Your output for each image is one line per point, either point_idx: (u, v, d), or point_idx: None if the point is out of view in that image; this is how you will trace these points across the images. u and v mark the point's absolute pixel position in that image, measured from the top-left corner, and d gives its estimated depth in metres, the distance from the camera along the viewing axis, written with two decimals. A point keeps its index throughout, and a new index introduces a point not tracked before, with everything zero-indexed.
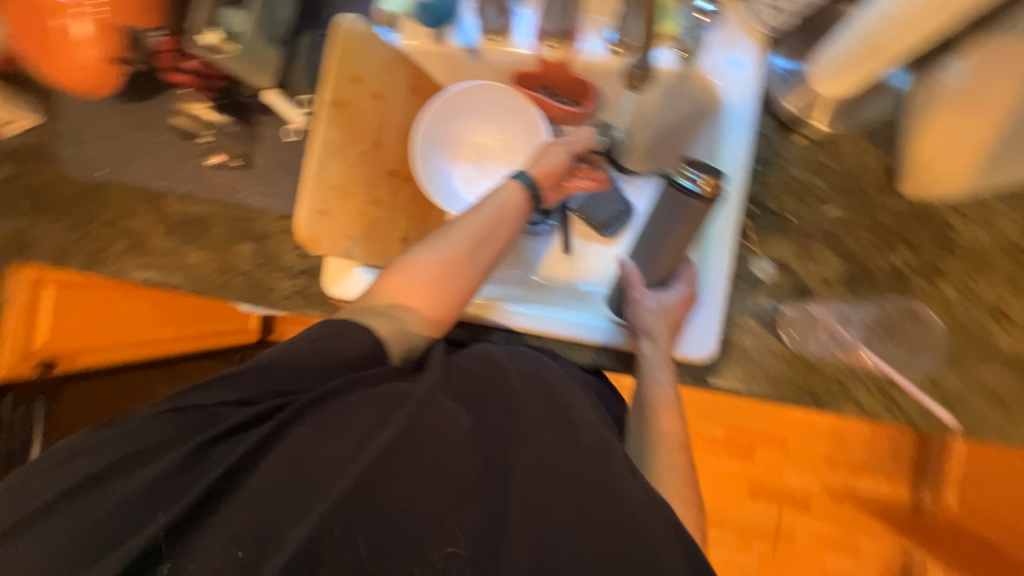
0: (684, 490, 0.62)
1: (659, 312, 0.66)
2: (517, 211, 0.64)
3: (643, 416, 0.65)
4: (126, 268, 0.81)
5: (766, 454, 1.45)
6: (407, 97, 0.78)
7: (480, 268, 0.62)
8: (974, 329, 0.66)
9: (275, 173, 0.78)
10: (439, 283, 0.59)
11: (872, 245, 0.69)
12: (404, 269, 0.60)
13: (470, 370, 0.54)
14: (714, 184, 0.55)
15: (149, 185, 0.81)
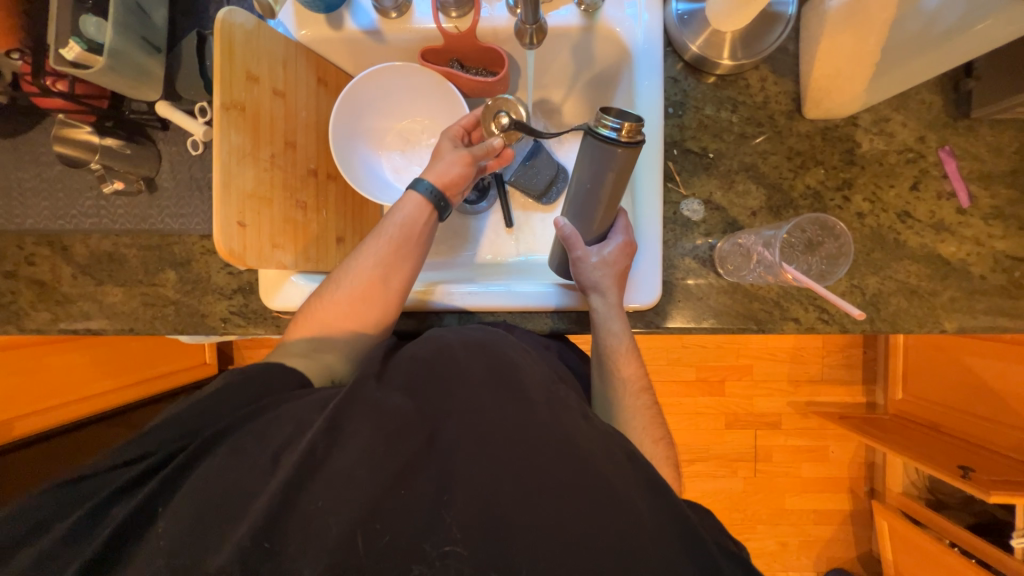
0: (653, 428, 0.66)
1: (602, 265, 0.67)
2: (420, 224, 0.68)
3: (603, 368, 0.69)
4: (40, 320, 0.75)
5: (735, 385, 1.54)
6: (313, 91, 0.75)
7: (397, 283, 0.66)
8: (885, 233, 0.72)
9: (185, 191, 0.73)
10: (358, 306, 0.64)
11: (788, 170, 0.73)
12: (316, 312, 0.64)
13: (417, 359, 0.53)
14: (633, 130, 0.55)
15: (44, 226, 0.74)
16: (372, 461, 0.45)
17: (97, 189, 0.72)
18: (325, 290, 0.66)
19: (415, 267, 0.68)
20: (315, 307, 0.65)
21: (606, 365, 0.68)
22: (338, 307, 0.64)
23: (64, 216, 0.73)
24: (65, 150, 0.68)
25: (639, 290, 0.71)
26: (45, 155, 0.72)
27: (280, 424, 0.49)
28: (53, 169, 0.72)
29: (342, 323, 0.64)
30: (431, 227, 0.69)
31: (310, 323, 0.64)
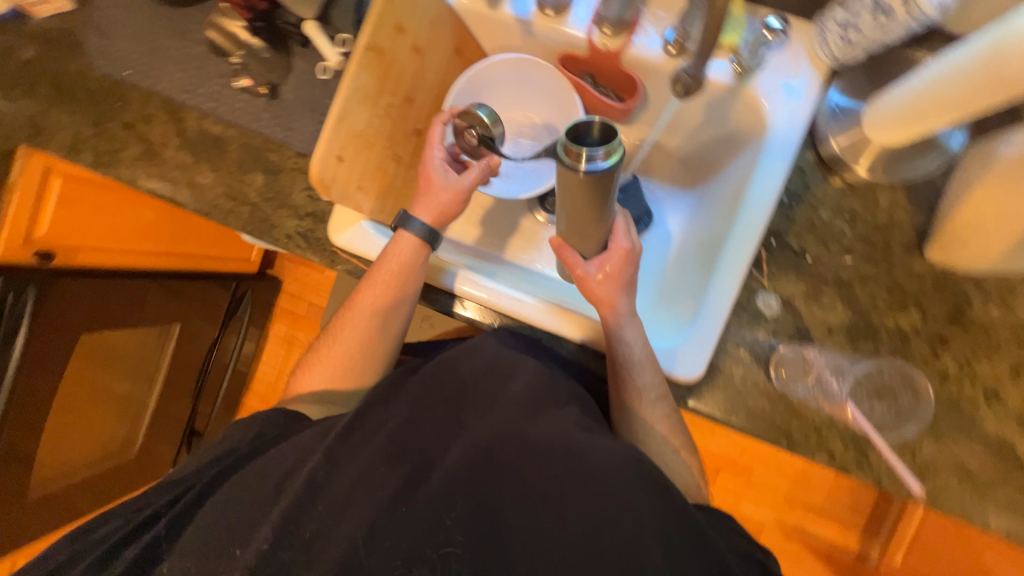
0: (675, 436, 0.67)
1: (606, 279, 0.67)
2: (409, 271, 0.69)
3: (618, 380, 0.67)
4: (137, 176, 0.81)
5: (729, 480, 1.48)
6: (448, 57, 0.76)
7: (390, 330, 0.72)
8: (964, 407, 0.66)
9: (300, 108, 0.76)
10: (360, 353, 0.71)
11: (884, 304, 0.68)
12: (321, 364, 0.72)
13: (431, 375, 0.59)
14: (608, 153, 0.47)
15: (170, 95, 0.79)
16: (371, 482, 0.49)
17: (227, 79, 0.77)
18: (331, 335, 0.73)
19: (404, 312, 0.71)
20: (323, 351, 0.72)
21: (621, 376, 0.66)
22: (343, 350, 0.71)
23: (189, 92, 0.78)
24: (217, 40, 0.73)
25: (687, 354, 0.68)
26: (195, 33, 0.78)
27: (283, 457, 0.55)
28: (197, 48, 0.77)
29: (345, 367, 0.71)
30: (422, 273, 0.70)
31: (318, 371, 0.71)
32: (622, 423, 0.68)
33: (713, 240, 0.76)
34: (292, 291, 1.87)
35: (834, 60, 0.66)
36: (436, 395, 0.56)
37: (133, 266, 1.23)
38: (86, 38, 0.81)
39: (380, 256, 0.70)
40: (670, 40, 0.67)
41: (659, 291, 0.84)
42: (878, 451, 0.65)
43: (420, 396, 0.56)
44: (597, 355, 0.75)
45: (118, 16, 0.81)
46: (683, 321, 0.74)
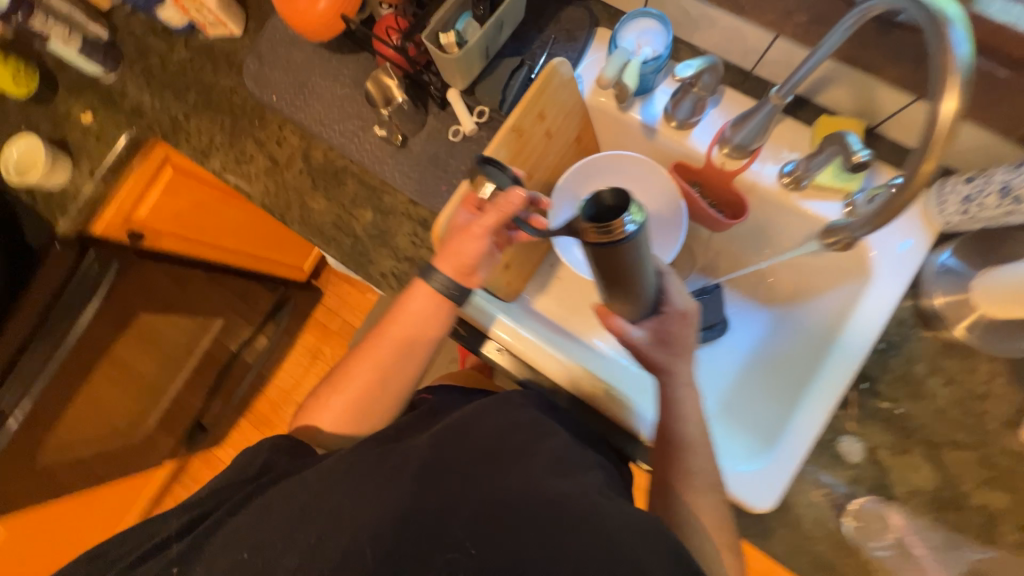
0: (722, 524, 0.61)
1: (653, 342, 0.65)
2: (422, 325, 0.68)
3: (667, 460, 0.63)
4: (255, 189, 0.85)
5: None
6: (569, 143, 0.80)
7: (397, 384, 0.70)
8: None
9: (424, 161, 0.80)
10: (359, 406, 0.69)
11: (972, 474, 0.65)
12: (318, 410, 0.70)
13: (462, 419, 0.61)
14: (617, 227, 0.43)
15: (306, 124, 0.85)
16: (397, 520, 0.50)
17: (364, 123, 0.83)
18: (336, 383, 0.70)
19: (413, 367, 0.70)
20: (328, 396, 0.70)
21: (672, 456, 0.63)
22: (348, 397, 0.69)
23: (326, 125, 0.84)
24: (371, 89, 0.79)
25: (761, 484, 0.66)
26: (345, 77, 0.85)
27: (304, 479, 0.55)
28: (344, 90, 0.85)
29: (352, 415, 0.69)
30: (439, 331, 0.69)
31: (320, 416, 0.70)
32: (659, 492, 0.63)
33: (797, 369, 0.75)
34: (329, 305, 1.89)
35: (947, 226, 0.68)
36: (476, 445, 0.58)
37: (206, 256, 1.26)
38: (246, 61, 0.89)
39: (392, 311, 0.69)
40: (788, 172, 0.71)
41: (724, 399, 0.83)
42: None
43: (456, 440, 0.58)
44: (649, 454, 0.74)
45: (276, 49, 0.89)
46: (758, 446, 0.72)
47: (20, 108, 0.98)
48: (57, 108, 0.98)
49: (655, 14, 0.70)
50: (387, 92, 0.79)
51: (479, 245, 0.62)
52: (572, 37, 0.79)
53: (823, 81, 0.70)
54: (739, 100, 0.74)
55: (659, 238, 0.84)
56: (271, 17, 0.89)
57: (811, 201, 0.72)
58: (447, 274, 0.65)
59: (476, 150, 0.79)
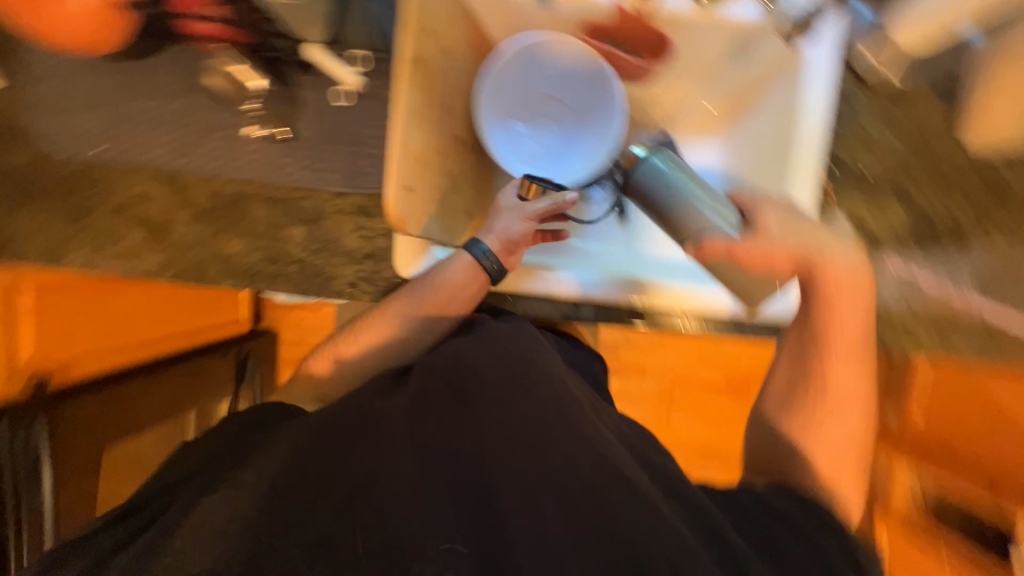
0: (850, 359, 0.57)
1: (762, 230, 0.56)
2: (445, 298, 0.66)
3: (812, 331, 0.58)
4: (147, 265, 0.70)
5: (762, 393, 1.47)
6: (469, 52, 0.70)
7: (403, 342, 0.68)
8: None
9: (323, 143, 0.68)
10: (362, 361, 0.68)
11: (935, 197, 0.72)
12: (327, 354, 0.70)
13: (444, 367, 0.58)
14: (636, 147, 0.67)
15: (159, 163, 0.68)
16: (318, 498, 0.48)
17: (229, 130, 0.67)
18: (348, 338, 0.69)
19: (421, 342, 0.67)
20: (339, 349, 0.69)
21: (810, 332, 0.58)
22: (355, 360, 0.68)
23: (184, 153, 0.67)
24: (217, 84, 0.65)
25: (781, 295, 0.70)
26: (169, 85, 0.67)
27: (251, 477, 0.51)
28: (177, 101, 0.67)
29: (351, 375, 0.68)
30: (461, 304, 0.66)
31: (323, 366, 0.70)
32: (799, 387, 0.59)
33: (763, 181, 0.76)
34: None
35: None
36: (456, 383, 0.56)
37: (151, 359, 1.09)
38: (31, 119, 0.68)
39: (422, 278, 0.67)
40: None
41: None
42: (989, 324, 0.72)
43: (446, 404, 0.54)
44: (688, 321, 0.74)
45: (57, 86, 0.67)
46: None
47: None
48: None
49: None
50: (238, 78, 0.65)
51: (527, 228, 0.67)
52: None
53: None
54: None
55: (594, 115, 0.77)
56: (23, 47, 0.66)
57: (728, 10, 0.69)
58: (493, 245, 0.66)
59: (374, 104, 0.67)
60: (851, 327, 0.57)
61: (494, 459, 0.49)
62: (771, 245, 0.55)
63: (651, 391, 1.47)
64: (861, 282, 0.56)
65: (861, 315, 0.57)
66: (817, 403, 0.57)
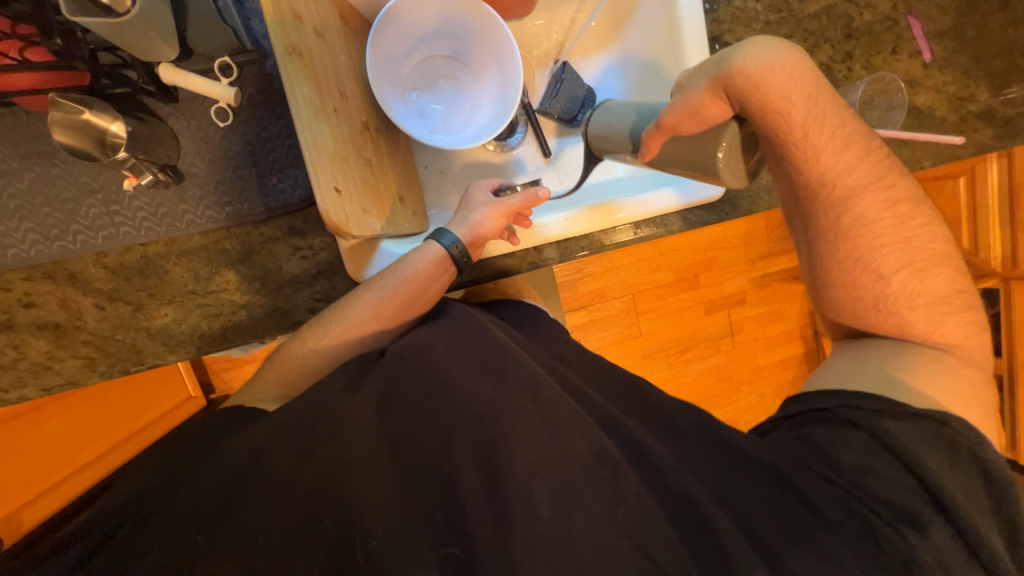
0: (842, 154, 0.52)
1: (684, 91, 0.50)
2: (413, 289, 0.62)
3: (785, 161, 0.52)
4: (67, 369, 0.60)
5: (708, 277, 1.61)
6: (342, 30, 0.64)
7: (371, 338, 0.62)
8: (899, 93, 0.79)
9: (222, 173, 0.61)
10: (328, 363, 0.62)
11: (805, 50, 0.80)
12: (288, 360, 0.63)
13: (405, 358, 0.53)
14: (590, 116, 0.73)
15: (32, 256, 0.57)
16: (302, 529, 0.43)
17: (104, 192, 0.58)
18: (307, 341, 0.63)
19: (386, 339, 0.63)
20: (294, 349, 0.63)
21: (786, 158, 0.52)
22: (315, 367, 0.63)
23: (60, 232, 0.58)
24: (73, 142, 0.53)
25: None
26: (8, 160, 0.56)
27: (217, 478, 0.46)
28: (26, 175, 0.56)
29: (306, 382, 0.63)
30: (429, 297, 0.64)
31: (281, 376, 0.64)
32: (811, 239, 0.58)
33: (664, 79, 0.80)
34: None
35: None
36: (423, 378, 0.51)
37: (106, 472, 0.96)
38: None
39: (392, 266, 0.63)
40: None
41: None
42: (887, 143, 0.79)
43: (416, 393, 0.50)
44: (639, 231, 0.77)
45: None
46: None
47: None
48: None
49: None
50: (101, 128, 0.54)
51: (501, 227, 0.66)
52: None
53: None
54: None
55: (492, 63, 0.77)
56: None
57: None
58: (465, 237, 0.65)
59: (265, 114, 0.61)
60: (829, 150, 0.51)
61: (464, 440, 0.47)
62: (690, 99, 0.48)
63: (618, 309, 1.56)
64: (819, 96, 0.49)
65: (830, 129, 0.51)
66: (834, 237, 0.55)
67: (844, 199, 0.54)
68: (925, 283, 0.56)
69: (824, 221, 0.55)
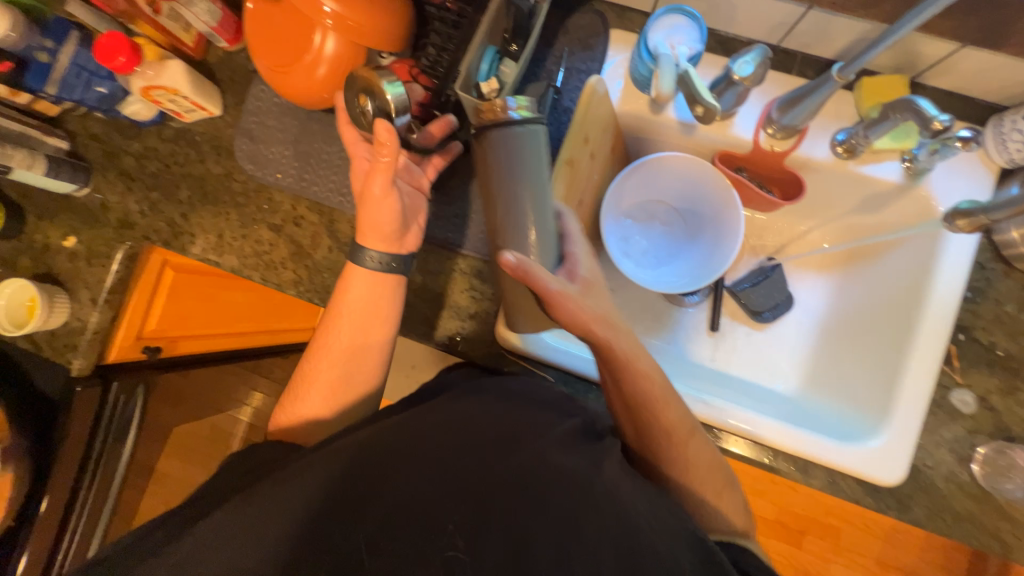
0: (687, 439, 0.58)
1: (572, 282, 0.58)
2: (380, 292, 0.67)
3: (646, 418, 0.57)
4: (283, 275, 0.79)
5: (815, 543, 1.39)
6: (608, 158, 0.77)
7: (355, 387, 0.66)
8: None
9: (464, 211, 0.77)
10: (329, 405, 0.65)
11: None
12: (297, 395, 0.66)
13: (504, 395, 0.59)
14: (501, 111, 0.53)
15: (322, 198, 0.78)
16: (397, 521, 0.45)
17: None
18: (307, 374, 0.66)
19: (381, 342, 0.68)
20: (310, 368, 0.66)
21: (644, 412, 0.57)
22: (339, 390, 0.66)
23: (347, 196, 0.78)
24: None
25: (885, 456, 0.67)
26: None
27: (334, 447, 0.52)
28: None
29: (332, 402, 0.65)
30: (396, 301, 0.68)
31: (306, 401, 0.65)
32: (627, 423, 0.59)
33: (876, 333, 0.77)
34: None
35: (1011, 164, 0.68)
36: (509, 421, 0.54)
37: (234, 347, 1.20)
38: (236, 142, 0.81)
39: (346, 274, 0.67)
40: (840, 141, 0.71)
41: (805, 374, 0.84)
42: None
43: (510, 411, 0.55)
44: (783, 456, 0.71)
45: (265, 120, 0.81)
46: (862, 418, 0.73)
47: None
48: (32, 238, 0.85)
49: (683, 9, 0.66)
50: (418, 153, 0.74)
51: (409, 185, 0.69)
52: (588, 46, 0.75)
53: (858, 43, 0.68)
54: (779, 81, 0.72)
55: (713, 235, 0.83)
56: (252, 87, 0.81)
57: (869, 166, 0.71)
58: (379, 249, 0.66)
59: None
60: (684, 433, 0.58)
61: (536, 492, 0.46)
62: (583, 305, 0.55)
63: None
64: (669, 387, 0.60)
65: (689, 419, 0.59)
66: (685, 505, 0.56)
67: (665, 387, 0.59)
68: (710, 457, 0.59)
69: (641, 413, 0.57)
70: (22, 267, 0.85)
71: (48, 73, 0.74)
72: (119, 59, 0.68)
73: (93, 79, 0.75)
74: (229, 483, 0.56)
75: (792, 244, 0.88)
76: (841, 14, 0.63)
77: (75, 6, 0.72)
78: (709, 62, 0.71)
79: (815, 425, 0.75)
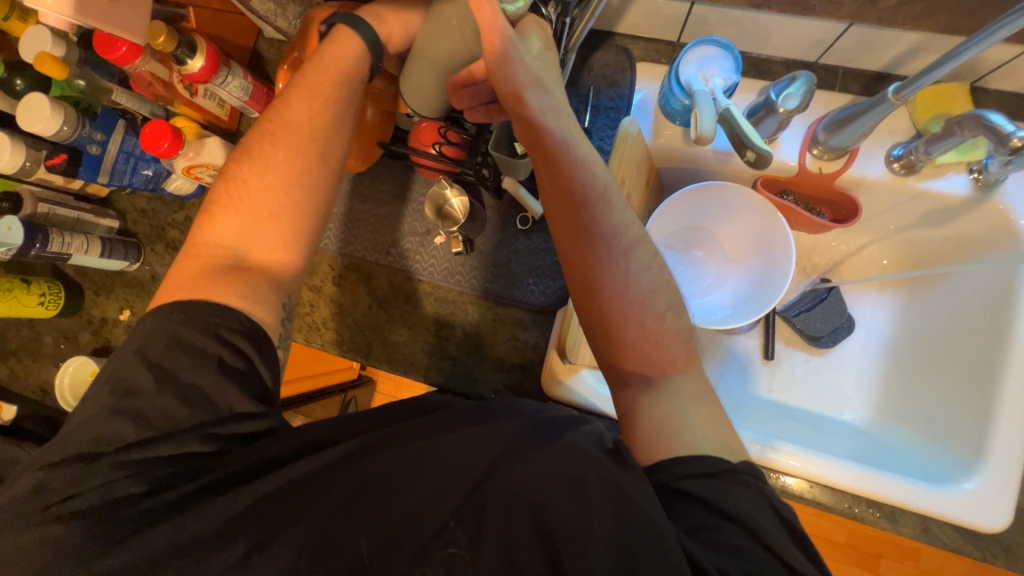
0: (638, 261, 0.57)
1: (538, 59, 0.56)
2: (342, 80, 0.58)
3: (596, 218, 0.56)
4: (327, 335, 0.79)
5: (891, 566, 1.30)
6: (644, 192, 0.74)
7: (288, 210, 0.57)
8: None
9: (498, 258, 0.75)
10: (256, 223, 0.56)
11: None
12: (227, 202, 0.56)
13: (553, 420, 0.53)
14: None
15: (359, 256, 0.78)
16: None
17: (420, 237, 0.77)
18: (243, 177, 0.57)
19: (337, 145, 0.59)
20: (242, 175, 0.57)
21: (594, 208, 0.56)
22: (281, 203, 0.56)
23: (383, 253, 0.78)
24: (427, 207, 0.75)
25: (985, 499, 0.61)
26: (382, 195, 0.79)
27: None
28: (387, 207, 0.79)
29: (274, 219, 0.56)
30: (358, 92, 0.60)
31: (229, 211, 0.56)
32: (560, 223, 0.57)
33: (960, 358, 0.70)
34: (384, 391, 1.66)
35: None
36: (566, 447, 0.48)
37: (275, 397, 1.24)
38: None
39: (308, 62, 0.58)
40: (897, 157, 0.66)
41: (874, 404, 0.78)
42: None
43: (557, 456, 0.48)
44: (866, 503, 0.66)
45: None
46: (950, 456, 0.67)
47: (50, 325, 0.90)
48: (90, 314, 0.89)
49: (716, 40, 0.63)
50: (453, 211, 0.74)
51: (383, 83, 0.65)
52: (614, 83, 0.74)
53: (908, 54, 0.64)
54: (824, 99, 0.68)
55: (762, 259, 0.78)
56: None
57: (931, 181, 0.66)
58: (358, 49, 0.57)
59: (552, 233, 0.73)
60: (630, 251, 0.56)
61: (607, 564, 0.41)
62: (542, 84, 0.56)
63: None
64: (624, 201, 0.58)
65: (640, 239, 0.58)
66: (637, 326, 0.55)
67: (611, 190, 0.57)
68: (662, 284, 0.57)
69: (578, 213, 0.56)
70: (82, 341, 0.89)
71: (99, 164, 0.77)
72: (164, 145, 0.71)
73: (139, 163, 0.80)
74: (192, 432, 0.48)
75: (843, 265, 0.83)
76: (888, 28, 0.59)
77: (120, 94, 0.75)
78: (746, 87, 0.68)
79: (892, 465, 0.70)
